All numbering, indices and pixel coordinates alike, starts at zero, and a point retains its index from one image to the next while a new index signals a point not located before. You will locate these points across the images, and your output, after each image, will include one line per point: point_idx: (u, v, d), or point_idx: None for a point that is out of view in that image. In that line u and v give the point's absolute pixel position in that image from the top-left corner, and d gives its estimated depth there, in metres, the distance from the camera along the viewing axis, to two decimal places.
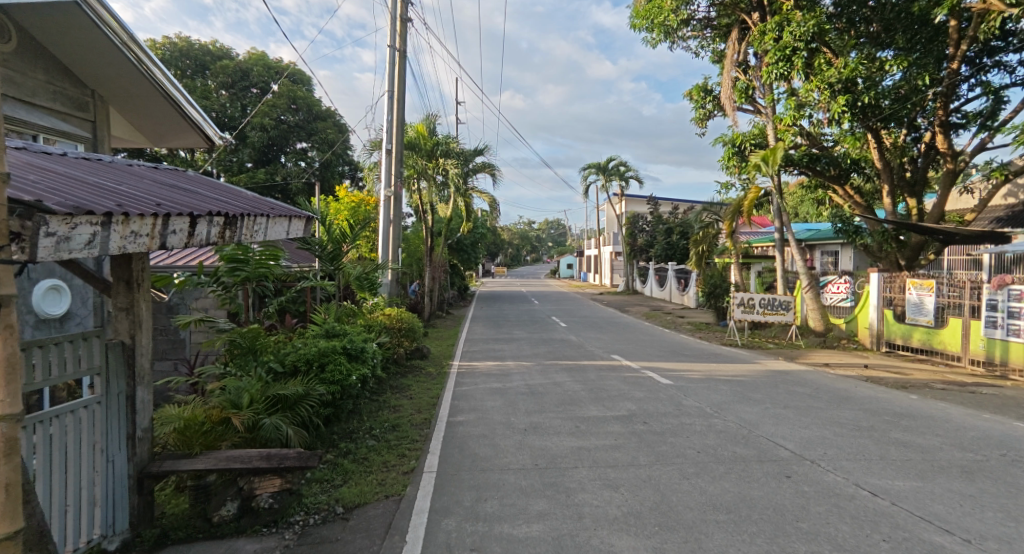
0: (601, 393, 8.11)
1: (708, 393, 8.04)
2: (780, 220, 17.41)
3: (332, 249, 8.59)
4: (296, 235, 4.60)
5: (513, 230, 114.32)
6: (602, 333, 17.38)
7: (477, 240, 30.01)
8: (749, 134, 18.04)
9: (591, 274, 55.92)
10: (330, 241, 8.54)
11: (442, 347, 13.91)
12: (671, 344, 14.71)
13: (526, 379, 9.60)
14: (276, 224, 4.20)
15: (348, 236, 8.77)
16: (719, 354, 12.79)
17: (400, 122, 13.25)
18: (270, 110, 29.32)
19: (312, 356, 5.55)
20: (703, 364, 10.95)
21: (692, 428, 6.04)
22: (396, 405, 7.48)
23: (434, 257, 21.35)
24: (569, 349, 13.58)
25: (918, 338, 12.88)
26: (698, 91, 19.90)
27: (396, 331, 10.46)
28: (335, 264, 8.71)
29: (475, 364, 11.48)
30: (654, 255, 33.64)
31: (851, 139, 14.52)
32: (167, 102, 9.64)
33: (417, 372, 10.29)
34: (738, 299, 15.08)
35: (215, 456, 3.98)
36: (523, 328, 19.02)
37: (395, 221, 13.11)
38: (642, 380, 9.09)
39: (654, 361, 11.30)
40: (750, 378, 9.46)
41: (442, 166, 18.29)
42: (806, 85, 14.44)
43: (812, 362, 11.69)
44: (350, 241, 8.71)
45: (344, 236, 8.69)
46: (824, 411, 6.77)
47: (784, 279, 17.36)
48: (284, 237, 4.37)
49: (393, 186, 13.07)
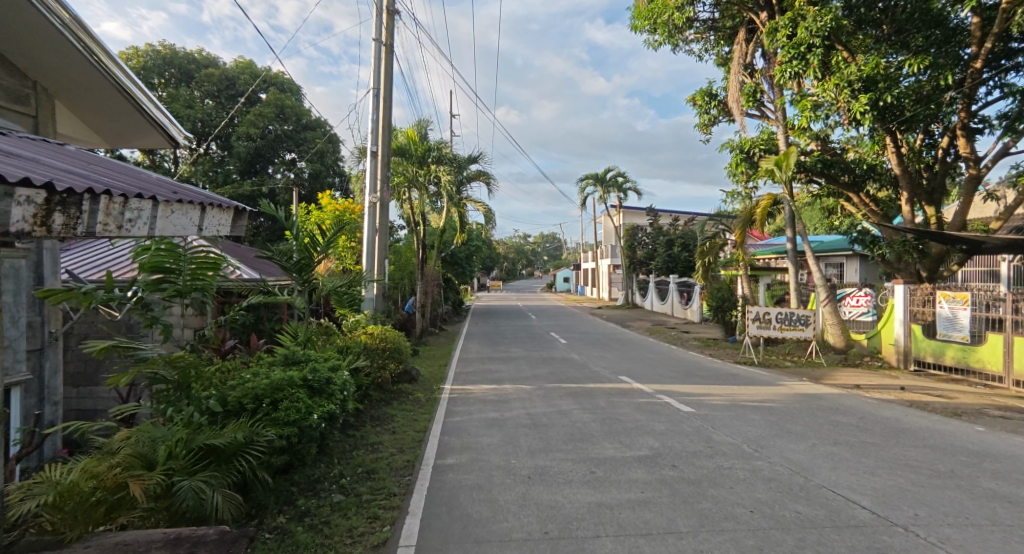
0: (614, 427, 7.00)
1: (739, 425, 6.93)
2: (792, 228, 16.45)
3: (304, 258, 7.43)
4: (214, 229, 3.75)
5: (508, 244, 113.47)
6: (606, 351, 16.28)
7: (472, 253, 28.98)
8: (758, 139, 17.04)
9: (588, 288, 54.88)
10: (302, 250, 7.41)
11: (434, 368, 12.77)
12: (681, 364, 13.61)
13: (527, 407, 8.47)
14: (176, 212, 3.33)
15: (323, 244, 7.63)
16: (736, 374, 11.69)
17: (386, 123, 12.13)
18: (257, 119, 28.27)
19: (261, 392, 4.46)
20: (723, 387, 9.84)
21: (734, 475, 4.94)
22: (374, 444, 6.35)
23: (426, 270, 20.25)
24: (572, 370, 12.45)
25: (952, 355, 11.75)
26: (703, 95, 18.96)
27: (381, 352, 9.35)
28: (307, 277, 7.56)
29: (468, 388, 10.35)
30: (654, 268, 32.63)
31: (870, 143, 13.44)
32: (122, 96, 8.53)
33: (403, 401, 9.14)
34: (752, 314, 13.83)
35: (99, 543, 2.89)
36: (521, 345, 17.88)
37: (382, 230, 11.95)
38: (659, 409, 7.97)
39: (667, 384, 10.18)
40: (780, 404, 8.36)
41: (435, 173, 17.25)
42: (821, 84, 13.32)
43: (841, 384, 10.61)
44: (325, 249, 7.59)
45: (318, 244, 7.58)
46: (886, 450, 5.67)
47: (797, 291, 16.38)
48: (193, 229, 3.50)
49: (379, 192, 11.89)
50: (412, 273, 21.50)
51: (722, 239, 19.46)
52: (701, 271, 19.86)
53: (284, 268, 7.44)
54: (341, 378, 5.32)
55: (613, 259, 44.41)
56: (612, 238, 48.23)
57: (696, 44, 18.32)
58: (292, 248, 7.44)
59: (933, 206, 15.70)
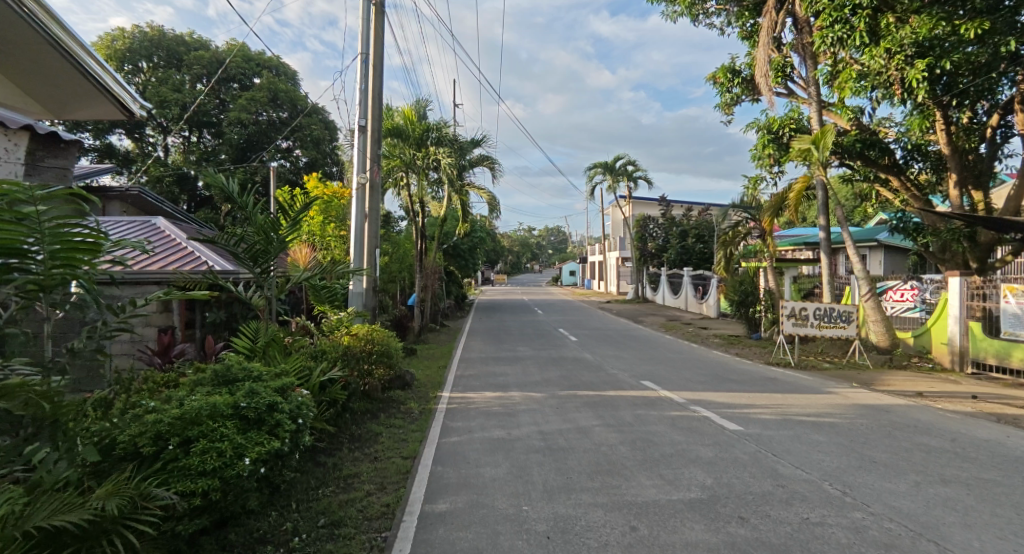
0: (649, 454, 5.60)
1: (808, 450, 5.52)
2: (824, 216, 14.97)
3: (263, 240, 5.93)
4: None
5: (513, 236, 112.03)
6: (621, 349, 14.94)
7: (475, 245, 27.65)
8: (787, 118, 15.61)
9: (595, 282, 53.55)
10: (262, 232, 5.91)
11: (431, 371, 11.43)
12: (707, 365, 12.26)
13: (538, 423, 7.10)
14: None
15: (290, 222, 6.12)
16: (774, 379, 10.30)
17: (377, 92, 10.67)
18: (249, 104, 26.79)
19: (164, 429, 3.12)
20: (767, 397, 8.42)
21: (833, 538, 3.56)
22: (346, 480, 5.01)
23: (425, 263, 18.95)
24: (586, 373, 11.07)
25: (1019, 357, 10.26)
26: (724, 72, 17.48)
27: (368, 356, 8.01)
28: (269, 265, 6.08)
29: (470, 396, 9.01)
30: (667, 260, 31.20)
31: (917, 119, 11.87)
32: (69, 64, 6.87)
33: (394, 415, 7.82)
34: (787, 309, 12.28)
35: None
36: (528, 344, 16.52)
37: (373, 216, 10.60)
38: (699, 427, 6.57)
39: (700, 392, 8.77)
40: (843, 419, 6.95)
41: (434, 155, 15.85)
42: (868, 52, 11.75)
43: (899, 391, 9.21)
44: (290, 231, 6.08)
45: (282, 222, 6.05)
46: (1019, 495, 4.26)
47: (830, 287, 14.92)
48: None
49: (370, 172, 10.49)
50: (412, 266, 20.16)
51: (747, 230, 17.90)
52: (722, 264, 18.39)
53: (237, 257, 5.96)
54: (296, 402, 3.97)
55: (621, 251, 42.99)
56: (620, 230, 46.76)
57: (718, 17, 16.85)
58: (248, 229, 5.99)
59: (981, 191, 14.21)
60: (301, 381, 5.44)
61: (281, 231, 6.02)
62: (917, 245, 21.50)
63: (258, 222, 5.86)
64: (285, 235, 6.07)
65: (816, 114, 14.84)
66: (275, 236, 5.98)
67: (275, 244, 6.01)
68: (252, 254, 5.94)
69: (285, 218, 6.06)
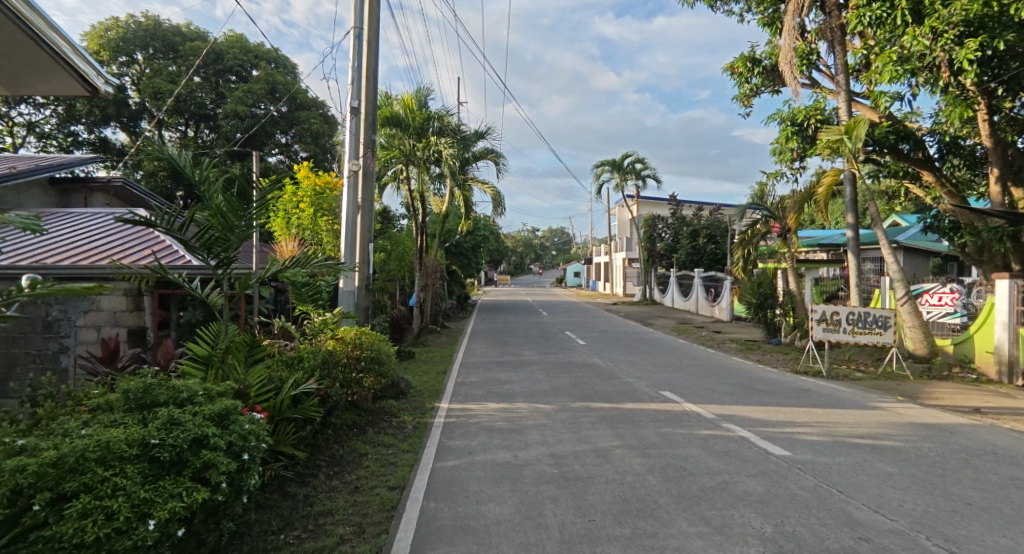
0: (685, 487, 4.63)
1: (879, 485, 4.54)
2: (852, 214, 13.98)
3: (221, 228, 4.89)
4: None
5: (516, 237, 111.18)
6: (634, 355, 13.97)
7: (478, 244, 26.71)
8: (812, 109, 14.63)
9: (601, 283, 52.58)
10: (219, 217, 4.87)
11: (428, 378, 10.49)
12: (730, 373, 11.27)
13: (549, 443, 6.12)
14: None
15: (256, 206, 5.11)
16: (807, 391, 9.31)
17: (371, 70, 9.68)
18: (245, 96, 25.85)
19: (23, 485, 2.21)
20: (806, 413, 7.43)
21: None
22: (316, 520, 4.05)
23: (425, 261, 18.05)
24: (599, 382, 10.09)
25: None
26: (743, 61, 16.49)
27: (353, 363, 7.04)
28: (229, 258, 5.03)
29: (471, 408, 8.04)
30: (676, 261, 30.20)
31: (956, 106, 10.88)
32: (14, 22, 5.72)
33: (386, 431, 6.87)
34: (817, 313, 11.35)
35: None
36: (533, 347, 15.58)
37: (367, 208, 9.63)
38: (738, 451, 5.59)
39: (730, 407, 7.77)
40: (905, 442, 5.96)
41: (435, 146, 14.85)
42: (910, 32, 10.69)
43: (952, 406, 8.20)
44: (252, 215, 5.03)
45: (244, 204, 5.01)
46: None
47: (857, 289, 13.95)
48: None
49: (364, 159, 9.52)
50: (411, 264, 19.22)
51: (767, 228, 16.81)
52: (740, 264, 17.36)
53: (191, 248, 4.93)
54: (239, 432, 3.00)
55: (628, 252, 41.96)
56: (627, 230, 45.67)
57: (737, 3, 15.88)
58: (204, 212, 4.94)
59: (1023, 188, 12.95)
60: (265, 397, 4.46)
61: (241, 216, 4.98)
62: (946, 244, 20.23)
63: (214, 205, 4.84)
64: (248, 222, 5.03)
65: (845, 104, 13.84)
66: (235, 221, 4.94)
67: (235, 232, 4.97)
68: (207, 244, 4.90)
69: (248, 200, 5.03)
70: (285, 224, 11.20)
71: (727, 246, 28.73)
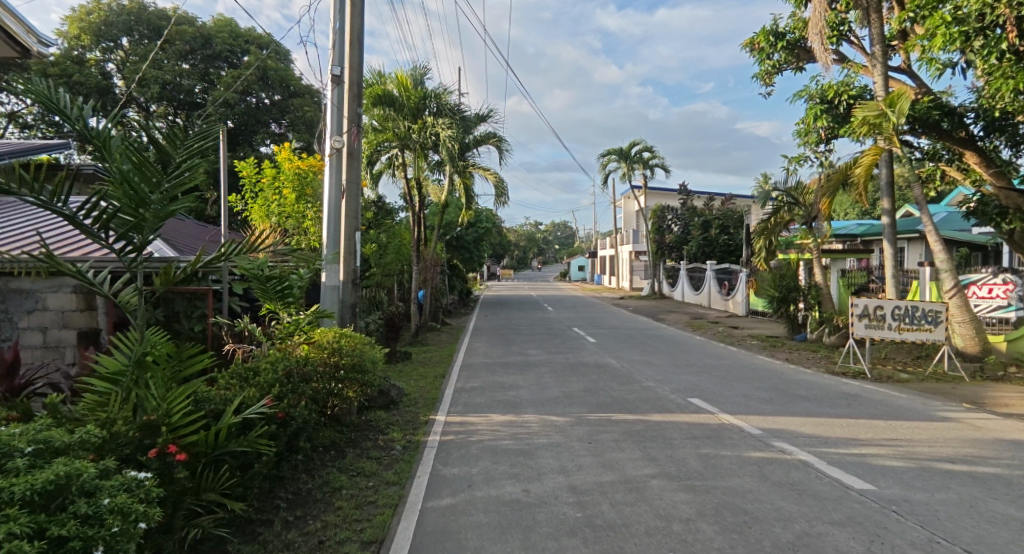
0: (753, 543, 3.47)
1: (1016, 543, 3.36)
2: (888, 199, 12.72)
3: (128, 203, 3.45)
4: None
5: (519, 231, 110.02)
6: (649, 354, 12.83)
7: (480, 237, 25.56)
8: (844, 84, 13.43)
9: (606, 277, 51.39)
10: (123, 187, 3.42)
11: (424, 383, 9.37)
12: (760, 375, 10.12)
13: (567, 471, 4.97)
14: None
15: (183, 170, 3.67)
16: (857, 396, 8.14)
17: (356, 32, 8.48)
18: (235, 82, 24.67)
19: None
20: (870, 427, 6.24)
21: None
22: None
23: (423, 253, 16.96)
24: (617, 387, 8.93)
25: None
26: (765, 35, 15.29)
27: (331, 372, 5.92)
28: (145, 243, 3.61)
29: (473, 422, 6.88)
30: (687, 253, 29.03)
31: (1003, 75, 9.54)
32: None
33: (369, 453, 5.73)
34: (857, 308, 10.17)
35: None
36: (539, 346, 14.47)
37: (353, 192, 8.50)
38: (807, 484, 4.43)
39: (777, 420, 6.61)
40: (1010, 469, 4.78)
41: (432, 127, 13.66)
42: None
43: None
44: (173, 187, 3.59)
45: (161, 172, 3.58)
46: None
47: (894, 280, 12.78)
48: None
49: (347, 136, 8.36)
50: (407, 258, 18.06)
51: (794, 217, 15.59)
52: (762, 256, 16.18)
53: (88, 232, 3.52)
54: (79, 518, 1.87)
55: (635, 245, 40.81)
56: (632, 222, 44.48)
57: None
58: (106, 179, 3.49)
59: None
60: (190, 430, 3.29)
61: (157, 187, 3.53)
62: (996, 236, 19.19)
63: (115, 169, 3.40)
64: (169, 196, 3.59)
65: (881, 76, 12.69)
66: (149, 193, 3.50)
67: (149, 209, 3.52)
68: (107, 224, 3.47)
69: (170, 166, 3.63)
70: (264, 212, 10.09)
71: (740, 237, 27.53)
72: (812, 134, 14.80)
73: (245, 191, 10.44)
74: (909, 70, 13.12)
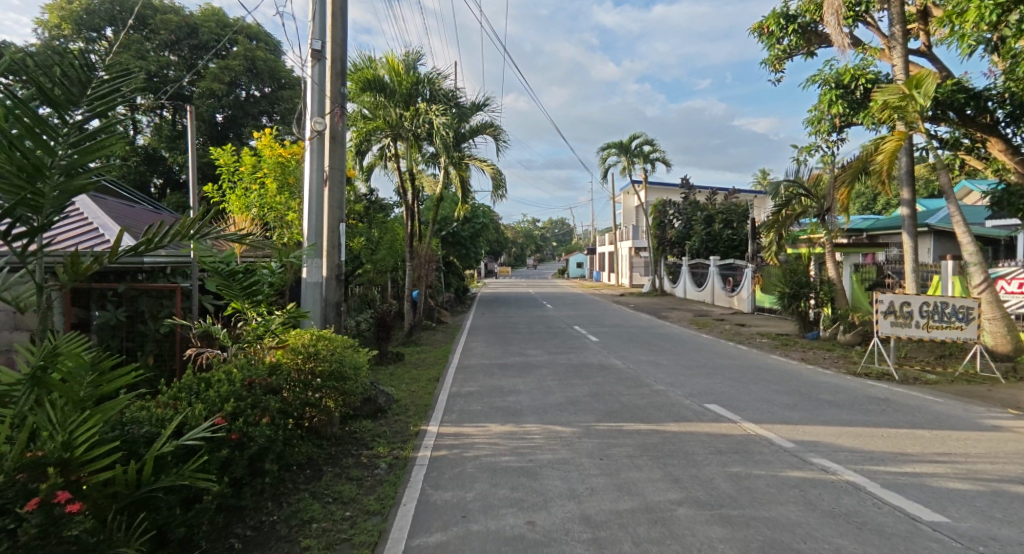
0: None
1: None
2: (907, 188, 12.02)
3: (21, 173, 2.70)
4: None
5: (516, 228, 109.43)
6: (656, 354, 12.13)
7: (477, 232, 24.86)
8: (861, 67, 12.78)
9: (605, 274, 50.71)
10: (8, 152, 2.65)
11: (416, 388, 8.65)
12: (778, 377, 9.41)
13: (578, 496, 4.26)
14: None
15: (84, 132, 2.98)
16: (889, 400, 7.45)
17: (339, 4, 7.74)
18: (222, 73, 23.82)
19: None
20: (916, 439, 5.54)
21: None
22: None
23: (417, 249, 16.32)
24: (625, 392, 8.23)
25: None
26: (775, 18, 14.61)
27: (305, 381, 5.18)
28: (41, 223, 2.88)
29: (468, 433, 6.17)
30: (689, 249, 28.35)
31: None
32: None
33: (351, 472, 5.01)
34: (883, 305, 9.46)
35: None
36: (539, 346, 13.77)
37: (337, 180, 7.79)
38: (864, 514, 3.72)
39: (809, 430, 5.92)
40: None
41: (425, 114, 12.91)
42: None
43: None
44: (77, 152, 2.91)
45: (57, 134, 2.85)
46: None
47: (915, 275, 12.09)
48: None
49: (330, 117, 7.65)
50: (400, 253, 17.35)
51: (804, 209, 14.94)
52: (772, 250, 15.55)
53: None
54: None
55: (635, 241, 40.12)
56: (632, 217, 43.74)
57: None
58: None
59: None
60: (105, 466, 2.54)
61: (57, 152, 2.83)
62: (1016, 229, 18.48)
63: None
64: (72, 162, 2.88)
65: (900, 59, 12.05)
66: (45, 159, 2.78)
67: (49, 180, 2.81)
68: None
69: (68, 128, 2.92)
70: (244, 202, 9.37)
71: (744, 232, 26.83)
72: (824, 122, 14.17)
73: (223, 180, 9.71)
74: (929, 53, 12.47)
